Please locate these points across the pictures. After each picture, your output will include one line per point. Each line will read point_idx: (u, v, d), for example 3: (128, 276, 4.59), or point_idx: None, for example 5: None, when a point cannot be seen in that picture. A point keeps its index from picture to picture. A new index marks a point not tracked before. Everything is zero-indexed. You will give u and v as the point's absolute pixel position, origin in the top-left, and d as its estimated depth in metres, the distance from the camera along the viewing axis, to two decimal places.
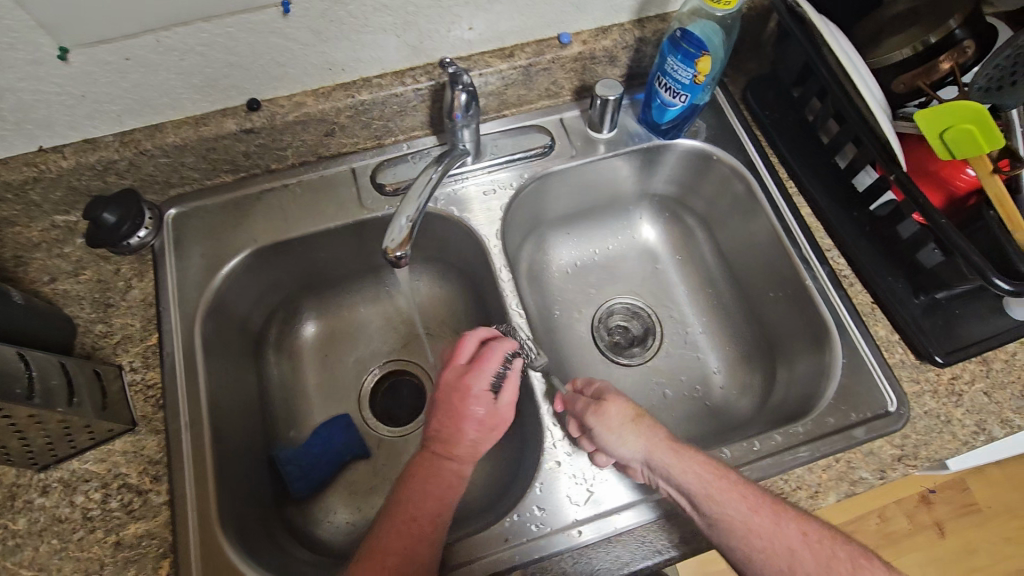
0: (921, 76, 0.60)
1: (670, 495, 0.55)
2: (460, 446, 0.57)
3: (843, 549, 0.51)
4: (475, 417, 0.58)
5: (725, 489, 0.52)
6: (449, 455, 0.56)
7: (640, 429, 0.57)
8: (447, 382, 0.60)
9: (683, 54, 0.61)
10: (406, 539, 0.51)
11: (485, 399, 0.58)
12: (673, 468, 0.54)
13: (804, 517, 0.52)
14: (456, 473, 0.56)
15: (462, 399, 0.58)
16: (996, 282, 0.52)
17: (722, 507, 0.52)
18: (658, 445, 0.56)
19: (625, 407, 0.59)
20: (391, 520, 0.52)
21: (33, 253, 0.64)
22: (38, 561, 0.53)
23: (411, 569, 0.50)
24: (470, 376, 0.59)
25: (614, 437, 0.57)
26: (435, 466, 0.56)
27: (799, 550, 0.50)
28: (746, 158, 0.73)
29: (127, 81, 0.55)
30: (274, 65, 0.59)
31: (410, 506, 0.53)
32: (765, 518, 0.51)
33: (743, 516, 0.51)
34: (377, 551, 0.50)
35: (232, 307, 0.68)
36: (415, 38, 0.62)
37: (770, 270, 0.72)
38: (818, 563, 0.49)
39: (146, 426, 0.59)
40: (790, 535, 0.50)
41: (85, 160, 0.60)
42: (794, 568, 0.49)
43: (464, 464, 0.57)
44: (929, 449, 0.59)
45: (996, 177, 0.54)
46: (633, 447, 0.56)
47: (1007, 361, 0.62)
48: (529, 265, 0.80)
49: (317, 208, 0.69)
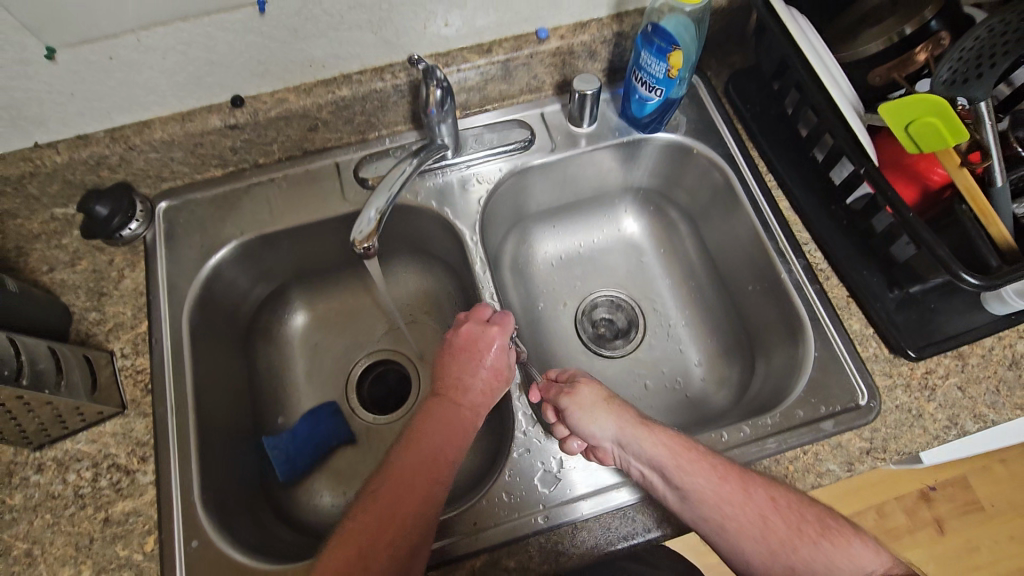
0: (896, 69, 0.60)
1: (641, 473, 0.56)
2: (476, 394, 0.60)
3: (811, 511, 0.53)
4: (491, 367, 0.61)
5: (693, 460, 0.54)
6: (465, 402, 0.59)
7: (612, 409, 0.59)
8: (465, 332, 0.63)
9: (656, 48, 0.63)
10: (429, 479, 0.53)
11: (506, 354, 0.62)
12: (644, 442, 0.56)
13: (770, 483, 0.54)
14: (469, 420, 0.59)
15: (482, 349, 0.61)
16: (965, 278, 0.52)
17: (691, 478, 0.53)
18: (628, 422, 0.57)
19: (597, 388, 0.61)
20: (412, 458, 0.54)
21: (33, 244, 0.68)
22: (33, 534, 0.56)
23: (430, 503, 0.52)
24: (496, 329, 0.62)
25: (586, 415, 0.58)
26: (453, 412, 0.58)
27: (770, 517, 0.52)
28: (726, 152, 0.73)
29: (112, 79, 0.58)
30: (254, 62, 0.61)
31: (428, 446, 0.55)
32: (735, 485, 0.53)
33: (713, 485, 0.53)
34: (398, 489, 0.52)
35: (222, 296, 0.71)
36: (391, 35, 0.63)
37: (749, 262, 0.72)
38: (786, 526, 0.51)
39: (135, 410, 0.61)
40: (757, 502, 0.52)
41: (78, 155, 0.63)
42: (766, 534, 0.52)
43: (479, 413, 0.60)
44: (898, 442, 0.59)
45: (966, 170, 0.55)
46: (605, 426, 0.58)
47: (983, 355, 0.62)
48: (513, 258, 0.81)
49: (302, 200, 0.71)
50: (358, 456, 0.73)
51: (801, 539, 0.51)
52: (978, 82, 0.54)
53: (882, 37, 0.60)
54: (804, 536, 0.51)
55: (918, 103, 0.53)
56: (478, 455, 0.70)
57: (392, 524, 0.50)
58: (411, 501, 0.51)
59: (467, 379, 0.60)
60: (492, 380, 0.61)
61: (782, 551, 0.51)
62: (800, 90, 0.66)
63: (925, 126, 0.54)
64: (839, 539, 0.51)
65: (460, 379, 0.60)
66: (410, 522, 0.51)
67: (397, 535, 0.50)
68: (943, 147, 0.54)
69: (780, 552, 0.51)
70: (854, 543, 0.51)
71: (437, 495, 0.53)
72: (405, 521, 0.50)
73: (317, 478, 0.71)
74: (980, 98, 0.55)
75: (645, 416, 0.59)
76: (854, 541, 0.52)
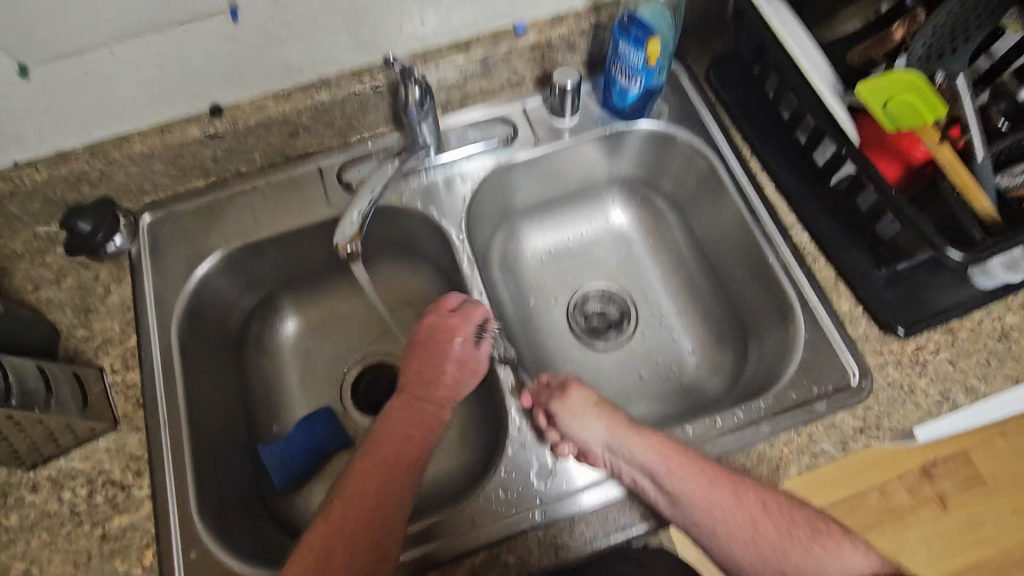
0: (874, 48, 0.61)
1: (631, 478, 0.56)
2: (439, 389, 0.61)
3: (803, 515, 0.53)
4: (457, 360, 0.62)
5: (684, 465, 0.54)
6: (429, 398, 0.61)
7: (602, 415, 0.59)
8: (428, 324, 0.64)
9: (633, 38, 0.63)
10: (389, 482, 0.54)
11: (471, 343, 0.63)
12: (635, 447, 0.56)
13: (762, 487, 0.54)
14: (433, 416, 0.60)
15: (446, 339, 0.62)
16: (948, 252, 0.53)
17: (682, 483, 0.53)
18: (619, 427, 0.57)
19: (587, 394, 0.60)
20: (371, 460, 0.55)
21: (18, 264, 0.67)
22: (31, 554, 0.56)
23: (393, 503, 0.53)
24: (457, 318, 0.63)
25: (577, 421, 0.58)
26: (413, 408, 0.60)
27: (760, 522, 0.52)
28: (709, 138, 0.73)
29: (87, 94, 0.58)
30: (230, 70, 0.61)
31: (389, 447, 0.56)
32: (726, 489, 0.53)
33: (703, 490, 0.53)
34: (358, 491, 0.53)
35: (211, 306, 0.71)
36: (368, 36, 0.63)
37: (736, 248, 0.72)
38: (777, 530, 0.52)
39: (128, 424, 0.61)
40: (750, 508, 0.52)
41: (58, 172, 0.63)
42: (756, 538, 0.52)
43: (443, 408, 0.62)
44: (892, 419, 0.59)
45: (945, 145, 0.55)
46: (596, 431, 0.58)
47: (973, 329, 0.62)
48: (502, 255, 0.81)
49: (287, 206, 0.71)
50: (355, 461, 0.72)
51: (791, 543, 0.52)
52: (954, 56, 0.55)
53: (859, 15, 0.63)
54: (795, 539, 0.52)
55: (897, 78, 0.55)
56: (471, 456, 0.70)
57: (350, 530, 0.50)
58: (368, 506, 0.52)
59: (430, 374, 0.62)
60: (458, 371, 0.62)
61: (772, 555, 0.52)
62: (778, 74, 0.67)
63: (903, 104, 0.55)
64: (829, 542, 0.52)
65: (423, 376, 0.62)
66: (367, 525, 0.51)
67: (356, 545, 0.50)
68: (919, 125, 0.55)
69: (770, 556, 0.52)
70: (845, 547, 0.52)
71: (398, 498, 0.53)
72: (364, 526, 0.51)
73: (315, 484, 0.71)
74: (956, 74, 0.55)
75: (634, 421, 0.59)
76: (844, 546, 0.52)
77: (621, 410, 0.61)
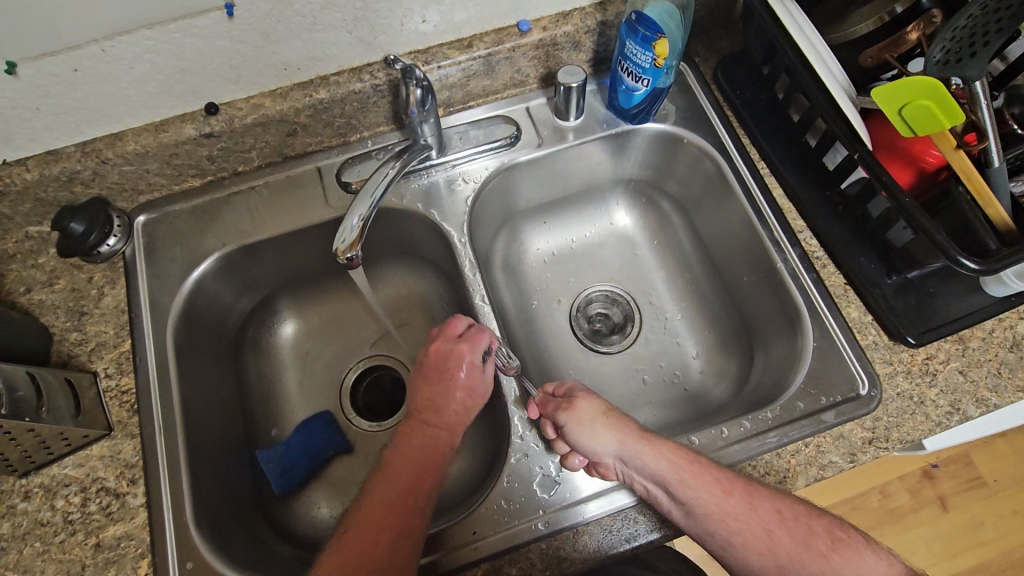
0: (887, 49, 0.59)
1: (645, 488, 0.55)
2: (448, 416, 0.60)
3: (820, 524, 0.53)
4: (464, 386, 0.61)
5: (696, 473, 0.53)
6: (439, 422, 0.59)
7: (611, 424, 0.57)
8: (436, 350, 0.63)
9: (640, 37, 0.61)
10: (403, 511, 0.52)
11: (478, 370, 0.61)
12: (646, 456, 0.54)
13: (776, 495, 0.53)
14: (444, 442, 0.58)
15: (452, 367, 0.61)
16: (962, 262, 0.51)
17: (696, 492, 0.52)
18: (629, 436, 0.56)
19: (595, 402, 0.59)
20: (383, 490, 0.53)
21: (9, 265, 0.66)
22: (22, 564, 0.55)
23: (408, 527, 0.51)
24: (465, 345, 0.61)
25: (586, 431, 0.56)
26: (424, 434, 0.58)
27: (775, 531, 0.51)
28: (717, 140, 0.72)
29: (78, 92, 0.56)
30: (226, 68, 0.59)
31: (401, 477, 0.54)
32: (740, 499, 0.52)
33: (717, 500, 0.52)
34: (371, 518, 0.51)
35: (207, 310, 0.69)
36: (368, 33, 0.61)
37: (744, 253, 0.71)
38: (793, 540, 0.51)
39: (122, 431, 0.60)
40: (765, 518, 0.51)
41: (48, 172, 0.61)
42: (772, 548, 0.51)
43: (452, 433, 0.59)
44: (901, 430, 0.58)
45: (961, 152, 0.53)
46: (606, 441, 0.56)
47: (984, 338, 0.61)
48: (504, 257, 0.79)
49: (286, 207, 0.70)
50: (355, 466, 0.71)
51: (810, 554, 0.51)
52: (973, 61, 0.53)
53: (874, 17, 0.58)
54: (812, 550, 0.51)
55: (911, 85, 0.52)
56: (473, 463, 0.69)
57: (363, 558, 0.49)
58: (383, 528, 0.51)
59: (438, 399, 0.60)
60: (466, 397, 0.61)
61: (791, 566, 0.51)
62: (789, 75, 0.65)
63: (918, 109, 0.53)
64: (851, 553, 0.51)
65: (433, 401, 0.60)
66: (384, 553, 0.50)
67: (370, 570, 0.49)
68: (939, 128, 0.53)
69: (788, 568, 0.51)
70: (866, 557, 0.51)
71: (413, 528, 0.52)
72: (376, 557, 0.49)
73: (314, 489, 0.70)
74: (975, 78, 0.54)
75: (645, 429, 0.57)
76: (866, 555, 0.51)
77: (630, 419, 0.59)
